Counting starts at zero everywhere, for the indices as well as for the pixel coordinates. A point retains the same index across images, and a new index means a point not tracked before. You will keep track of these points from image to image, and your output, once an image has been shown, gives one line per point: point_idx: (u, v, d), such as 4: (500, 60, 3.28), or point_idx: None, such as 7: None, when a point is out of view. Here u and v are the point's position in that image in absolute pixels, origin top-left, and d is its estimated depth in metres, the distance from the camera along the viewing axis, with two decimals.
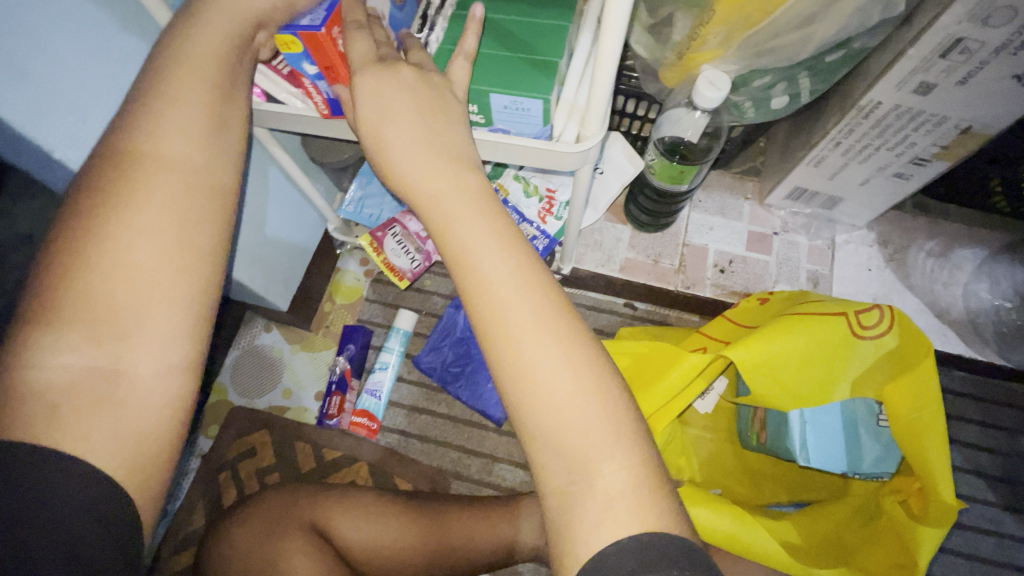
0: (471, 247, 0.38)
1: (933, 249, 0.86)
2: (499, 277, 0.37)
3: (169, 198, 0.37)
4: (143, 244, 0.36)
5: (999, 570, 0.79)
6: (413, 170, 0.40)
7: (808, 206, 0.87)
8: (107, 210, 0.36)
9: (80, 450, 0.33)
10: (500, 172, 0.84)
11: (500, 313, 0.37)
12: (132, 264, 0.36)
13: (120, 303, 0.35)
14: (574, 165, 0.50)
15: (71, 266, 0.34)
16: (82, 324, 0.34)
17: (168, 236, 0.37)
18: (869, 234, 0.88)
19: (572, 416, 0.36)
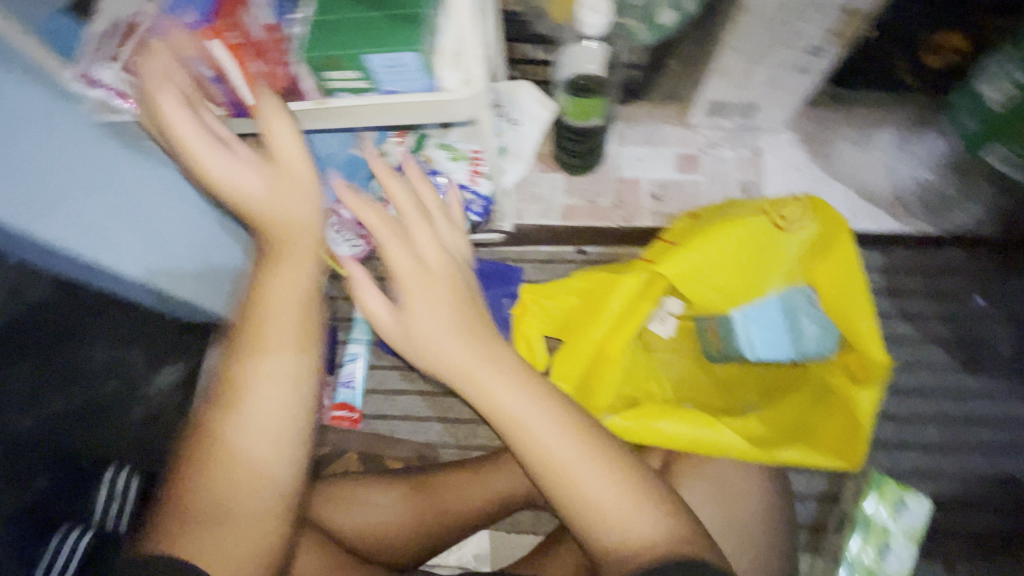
0: (513, 407, 0.45)
1: (853, 137, 0.88)
2: (564, 452, 0.45)
3: (287, 323, 0.44)
4: (273, 377, 0.43)
5: (961, 424, 0.85)
6: (435, 335, 0.47)
7: (727, 118, 0.88)
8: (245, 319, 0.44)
9: (211, 546, 0.40)
10: (423, 143, 0.85)
11: (548, 463, 0.45)
12: (254, 434, 0.42)
13: (237, 464, 0.41)
14: (466, 111, 0.54)
15: (202, 455, 0.42)
16: (218, 475, 0.41)
17: (284, 388, 0.43)
18: (791, 134, 0.90)
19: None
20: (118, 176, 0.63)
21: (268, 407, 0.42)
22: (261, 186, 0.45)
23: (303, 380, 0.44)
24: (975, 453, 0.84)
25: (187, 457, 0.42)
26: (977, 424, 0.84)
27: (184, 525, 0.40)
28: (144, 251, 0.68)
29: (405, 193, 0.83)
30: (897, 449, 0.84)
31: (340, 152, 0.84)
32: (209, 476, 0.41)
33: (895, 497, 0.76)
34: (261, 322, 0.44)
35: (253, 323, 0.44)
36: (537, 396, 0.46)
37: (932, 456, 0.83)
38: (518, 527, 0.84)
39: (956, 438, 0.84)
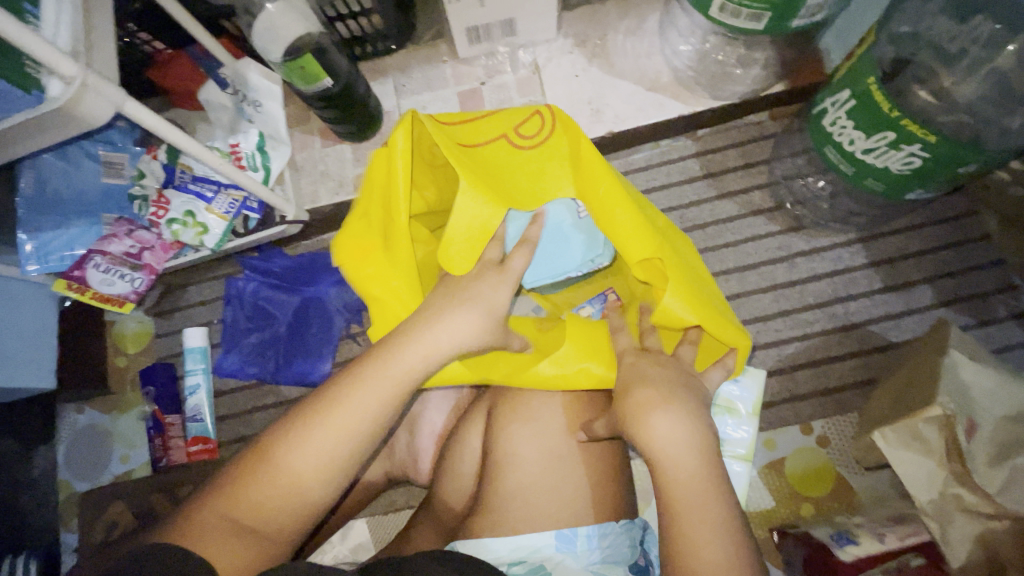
0: (686, 498, 0.52)
1: (628, 26, 0.84)
2: (674, 445, 0.54)
3: (388, 381, 0.51)
4: (345, 417, 0.49)
5: (799, 287, 0.84)
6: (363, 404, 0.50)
7: (494, 42, 0.83)
8: (335, 387, 0.51)
9: (213, 549, 0.45)
10: (178, 154, 0.79)
11: (694, 552, 0.50)
12: (300, 458, 0.48)
13: (320, 453, 0.49)
14: (103, 111, 0.49)
15: (275, 443, 0.49)
16: (264, 492, 0.47)
17: (356, 429, 0.49)
18: (566, 41, 0.85)
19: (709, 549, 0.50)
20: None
21: (300, 472, 0.48)
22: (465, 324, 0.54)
23: (324, 470, 0.48)
24: (818, 312, 0.83)
25: (247, 460, 0.49)
26: (815, 282, 0.83)
27: (221, 522, 0.46)
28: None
29: (170, 210, 0.78)
30: (741, 328, 0.83)
31: (91, 186, 0.78)
32: (273, 464, 0.48)
33: None
34: (376, 362, 0.52)
35: (362, 369, 0.51)
36: (715, 488, 0.52)
37: (775, 325, 0.83)
38: (393, 507, 0.84)
39: (796, 302, 0.83)
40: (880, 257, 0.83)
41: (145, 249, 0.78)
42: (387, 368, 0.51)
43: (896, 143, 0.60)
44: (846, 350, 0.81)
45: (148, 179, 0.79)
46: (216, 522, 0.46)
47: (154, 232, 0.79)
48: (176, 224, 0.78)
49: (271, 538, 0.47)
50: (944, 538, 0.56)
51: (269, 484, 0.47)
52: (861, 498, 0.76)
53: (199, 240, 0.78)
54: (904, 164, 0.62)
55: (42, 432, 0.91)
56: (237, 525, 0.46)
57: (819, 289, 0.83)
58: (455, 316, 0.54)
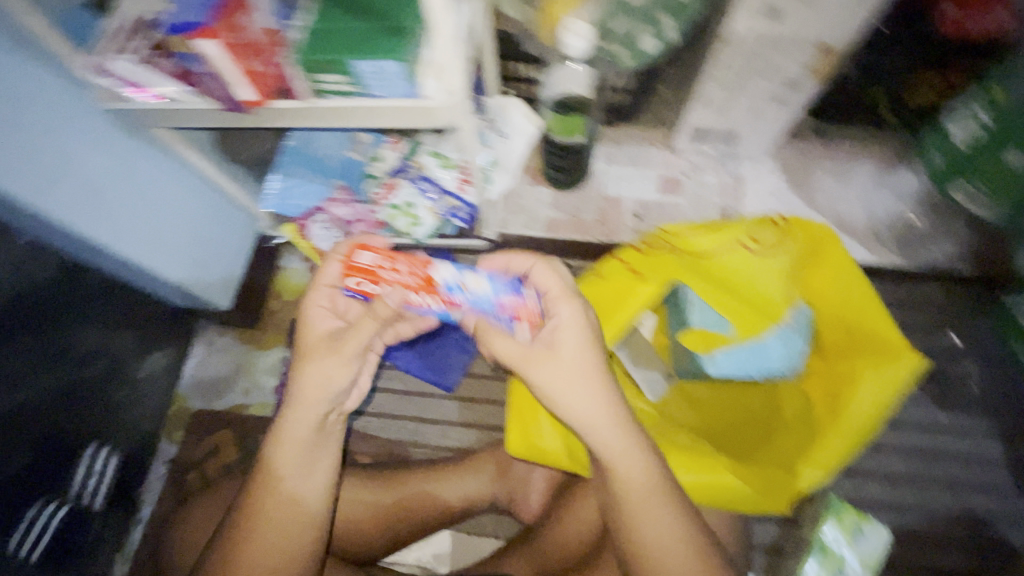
0: (570, 402, 0.54)
1: (833, 169, 0.91)
2: (590, 411, 0.53)
3: (303, 432, 0.55)
4: (297, 477, 0.54)
5: (931, 459, 0.84)
6: (316, 455, 0.56)
7: (710, 145, 0.92)
8: (272, 458, 0.54)
9: None
10: (416, 150, 0.88)
11: (607, 455, 0.53)
12: (272, 522, 0.52)
13: (288, 507, 0.53)
14: (444, 118, 0.59)
15: (251, 513, 0.53)
16: (254, 558, 0.51)
17: (314, 471, 0.55)
18: (772, 164, 0.92)
19: (661, 538, 0.51)
20: (135, 168, 0.68)
21: (280, 522, 0.53)
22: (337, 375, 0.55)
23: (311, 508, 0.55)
24: (946, 491, 0.82)
25: (229, 538, 0.52)
26: (948, 460, 0.84)
27: None
28: (147, 236, 0.72)
29: (394, 196, 0.86)
30: (863, 480, 0.83)
31: (335, 154, 0.87)
32: (244, 541, 0.52)
33: (854, 525, 0.75)
34: (284, 423, 0.55)
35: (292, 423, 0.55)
36: (606, 402, 0.53)
37: (899, 488, 0.83)
38: (478, 530, 0.85)
39: (924, 472, 0.84)
40: (1020, 459, 0.83)
41: (358, 221, 0.87)
42: (299, 416, 0.55)
43: None
44: (965, 540, 0.81)
45: (383, 165, 0.88)
46: None
47: (370, 207, 0.87)
48: (394, 210, 0.86)
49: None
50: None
51: (257, 553, 0.51)
52: None
53: (408, 230, 0.87)
54: None
55: (176, 339, 0.98)
56: None
57: (951, 468, 0.83)
58: (326, 387, 0.55)
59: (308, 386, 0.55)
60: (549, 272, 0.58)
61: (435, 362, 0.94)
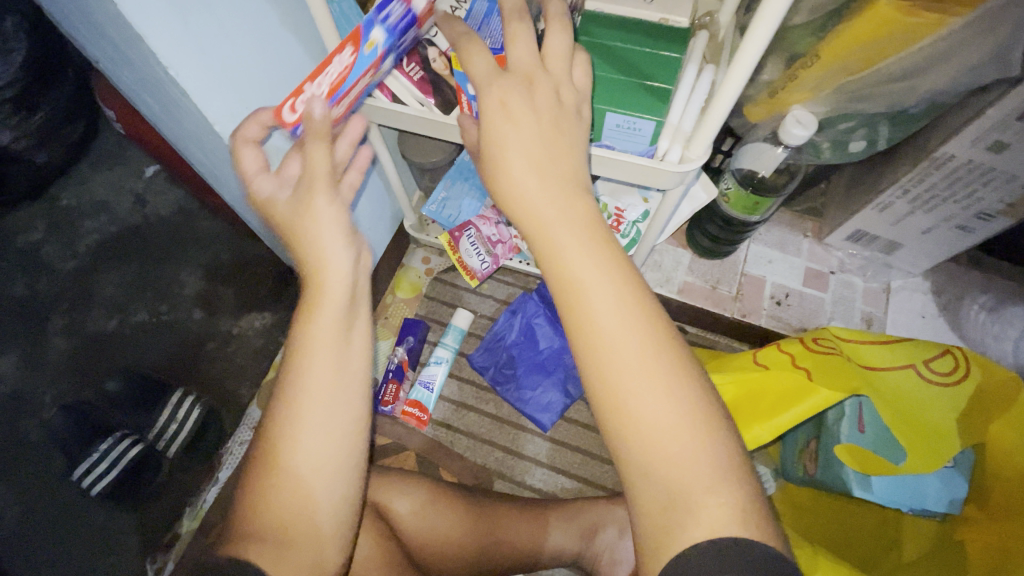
0: (586, 292, 0.38)
1: (986, 303, 0.86)
2: (603, 294, 0.38)
3: (336, 310, 0.44)
4: (324, 370, 0.43)
5: None
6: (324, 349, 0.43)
7: (864, 249, 0.90)
8: (282, 370, 0.43)
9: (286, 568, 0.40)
10: None
11: (604, 366, 0.37)
12: (304, 446, 0.41)
13: (303, 431, 0.42)
14: (669, 182, 0.56)
15: (274, 429, 0.42)
16: (287, 487, 0.41)
17: (330, 370, 0.43)
18: (923, 282, 0.90)
19: (682, 448, 0.36)
20: None
21: (314, 436, 0.42)
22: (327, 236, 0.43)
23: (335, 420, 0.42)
24: None
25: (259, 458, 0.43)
26: None
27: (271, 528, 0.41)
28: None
29: None
30: None
31: None
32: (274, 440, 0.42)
33: None
34: (303, 314, 0.44)
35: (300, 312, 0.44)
36: (619, 281, 0.39)
37: None
38: None
39: None
40: None
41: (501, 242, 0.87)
42: (313, 288, 0.43)
43: None
44: None
45: None
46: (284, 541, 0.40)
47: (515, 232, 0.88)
48: None
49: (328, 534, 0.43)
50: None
51: (290, 480, 0.41)
52: None
53: None
54: None
55: None
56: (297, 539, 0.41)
57: None
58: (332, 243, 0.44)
59: (311, 244, 0.43)
60: (529, 90, 0.42)
61: (536, 396, 0.93)
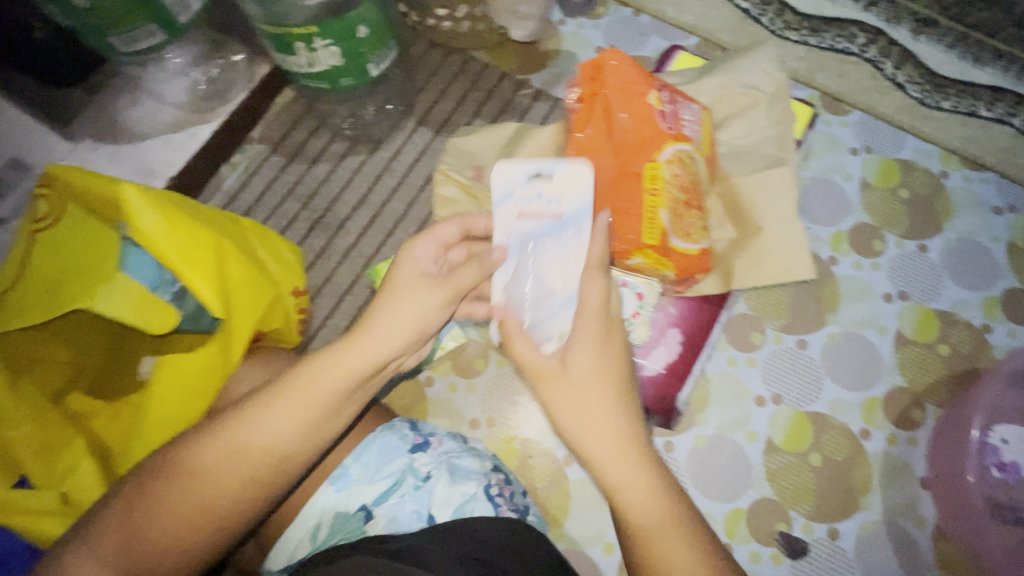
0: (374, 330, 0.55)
1: (127, 99, 0.91)
2: (315, 399, 0.53)
3: (274, 425, 0.52)
4: (208, 468, 0.51)
5: (408, 180, 0.99)
6: (161, 513, 0.50)
7: (17, 183, 0.85)
8: (145, 483, 0.51)
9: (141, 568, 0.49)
10: None
11: (340, 371, 0.54)
12: (183, 498, 0.50)
13: (175, 509, 0.50)
14: None
15: (196, 450, 0.52)
16: (171, 512, 0.50)
17: (169, 519, 0.50)
18: (85, 141, 0.89)
19: (636, 508, 0.52)
20: None
21: (260, 441, 0.52)
22: (277, 434, 0.52)
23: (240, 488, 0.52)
24: (431, 184, 0.99)
25: (144, 491, 0.51)
26: (416, 169, 1.00)
27: (156, 515, 0.50)
28: None
29: None
30: (392, 237, 0.96)
31: None
32: (193, 474, 0.51)
33: None
34: (187, 460, 0.51)
35: (179, 456, 0.52)
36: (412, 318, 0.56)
37: (411, 216, 0.97)
38: None
39: (413, 192, 0.99)
40: (439, 122, 1.02)
41: None
42: (262, 413, 0.53)
43: (305, 41, 0.74)
44: None
45: None
46: (140, 512, 0.50)
47: None
48: None
49: (223, 499, 0.51)
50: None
51: (230, 483, 0.51)
52: None
53: None
54: (333, 55, 0.78)
55: None
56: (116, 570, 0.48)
57: (421, 172, 1.00)
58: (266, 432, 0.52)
59: (248, 416, 0.53)
60: (422, 300, 0.56)
61: None
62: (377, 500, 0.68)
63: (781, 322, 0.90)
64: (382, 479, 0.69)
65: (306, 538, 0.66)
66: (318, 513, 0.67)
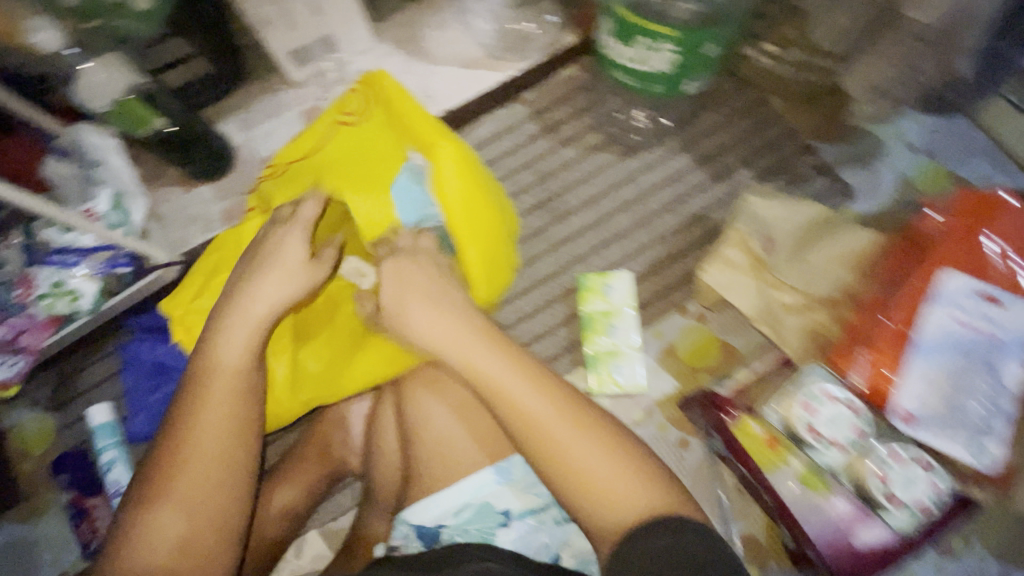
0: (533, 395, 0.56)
1: (435, 21, 0.94)
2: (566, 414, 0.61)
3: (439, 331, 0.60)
4: (227, 408, 0.57)
5: (645, 199, 0.94)
6: (206, 429, 0.56)
7: (320, 61, 0.90)
8: (188, 434, 0.56)
9: (205, 482, 0.55)
10: (32, 232, 0.80)
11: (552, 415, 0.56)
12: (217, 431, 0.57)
13: (215, 433, 0.56)
14: None
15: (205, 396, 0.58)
16: (204, 443, 0.56)
17: (216, 441, 0.56)
18: (386, 46, 0.94)
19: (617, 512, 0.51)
20: None
21: (227, 377, 0.58)
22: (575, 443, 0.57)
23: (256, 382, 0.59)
24: (667, 214, 0.93)
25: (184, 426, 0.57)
26: (657, 191, 0.94)
27: (197, 460, 0.55)
28: None
29: (38, 286, 0.78)
30: (606, 248, 0.92)
31: None
32: (207, 407, 0.57)
33: (602, 285, 0.87)
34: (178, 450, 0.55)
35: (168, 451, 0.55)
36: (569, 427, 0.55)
37: (634, 235, 0.92)
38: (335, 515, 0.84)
39: (646, 212, 0.93)
40: (702, 156, 0.96)
41: (22, 331, 0.78)
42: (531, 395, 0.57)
43: (651, 40, 0.71)
44: (700, 238, 0.91)
45: (9, 266, 0.78)
46: (187, 446, 0.56)
47: (27, 313, 0.78)
48: (48, 297, 0.77)
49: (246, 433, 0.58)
50: (777, 333, 0.67)
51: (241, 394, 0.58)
52: (745, 354, 0.84)
53: (75, 307, 0.78)
54: (666, 62, 0.73)
55: None
56: (175, 488, 0.54)
57: (662, 196, 0.94)
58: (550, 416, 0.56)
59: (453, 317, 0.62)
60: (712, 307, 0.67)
61: None
62: (520, 511, 0.68)
63: (997, 543, 0.75)
64: (533, 494, 0.68)
65: (449, 513, 0.67)
66: (469, 494, 0.67)
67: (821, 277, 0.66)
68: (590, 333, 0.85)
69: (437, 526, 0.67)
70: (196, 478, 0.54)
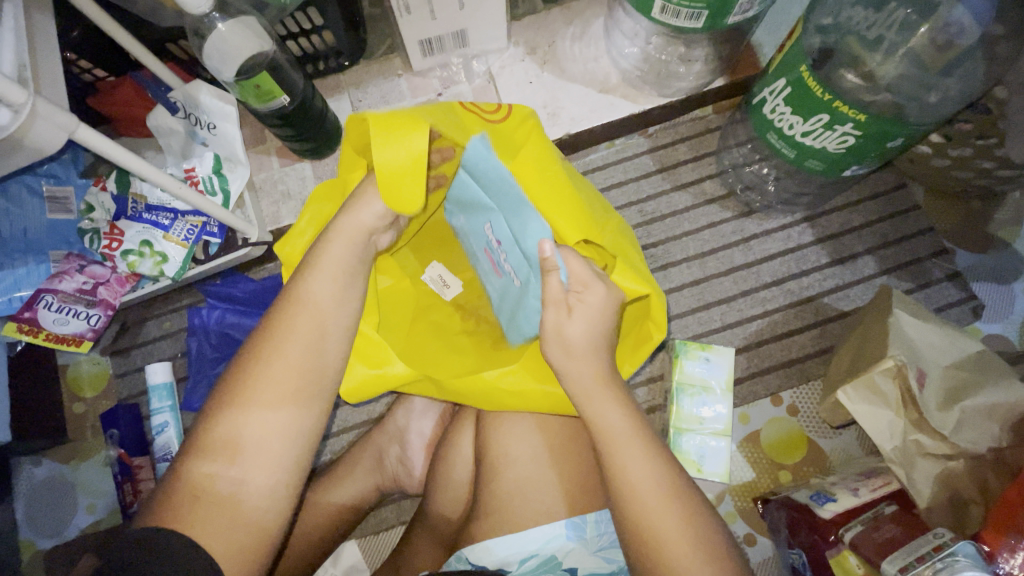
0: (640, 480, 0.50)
1: (575, 33, 0.87)
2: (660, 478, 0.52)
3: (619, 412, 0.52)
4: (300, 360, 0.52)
5: (756, 268, 0.87)
6: (280, 376, 0.51)
7: (447, 54, 0.84)
8: (254, 376, 0.51)
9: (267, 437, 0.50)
10: (127, 181, 0.76)
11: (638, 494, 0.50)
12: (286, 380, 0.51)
13: (279, 379, 0.51)
14: (51, 140, 0.47)
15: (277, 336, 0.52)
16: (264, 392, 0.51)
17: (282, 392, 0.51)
18: (517, 49, 0.87)
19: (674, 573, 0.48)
20: None
21: (313, 326, 0.53)
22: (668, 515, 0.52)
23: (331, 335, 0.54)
24: (777, 289, 0.86)
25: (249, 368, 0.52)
26: (771, 262, 0.87)
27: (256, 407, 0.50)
28: None
29: (125, 241, 0.74)
30: (705, 312, 0.86)
31: (35, 224, 0.74)
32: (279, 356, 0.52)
33: (699, 355, 0.81)
34: (246, 382, 0.51)
35: (236, 379, 0.51)
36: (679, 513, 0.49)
37: (737, 305, 0.86)
38: (383, 526, 0.81)
39: (755, 283, 0.87)
40: (825, 233, 0.88)
41: (100, 284, 0.75)
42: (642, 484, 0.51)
43: (834, 120, 0.63)
44: (807, 324, 0.85)
45: (98, 213, 0.75)
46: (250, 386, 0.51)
47: (109, 266, 0.75)
48: (133, 254, 0.74)
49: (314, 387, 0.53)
50: (911, 483, 0.58)
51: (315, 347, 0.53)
52: (833, 460, 0.79)
53: (158, 270, 0.75)
54: (838, 144, 0.66)
55: None
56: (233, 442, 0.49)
57: (775, 268, 0.87)
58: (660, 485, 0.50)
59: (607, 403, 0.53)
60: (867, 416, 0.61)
61: None
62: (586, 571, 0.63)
63: None
64: (603, 558, 0.63)
65: (513, 559, 0.62)
66: (537, 544, 0.62)
67: (975, 439, 0.57)
68: (678, 404, 0.79)
69: (498, 570, 0.63)
70: (249, 423, 0.50)
